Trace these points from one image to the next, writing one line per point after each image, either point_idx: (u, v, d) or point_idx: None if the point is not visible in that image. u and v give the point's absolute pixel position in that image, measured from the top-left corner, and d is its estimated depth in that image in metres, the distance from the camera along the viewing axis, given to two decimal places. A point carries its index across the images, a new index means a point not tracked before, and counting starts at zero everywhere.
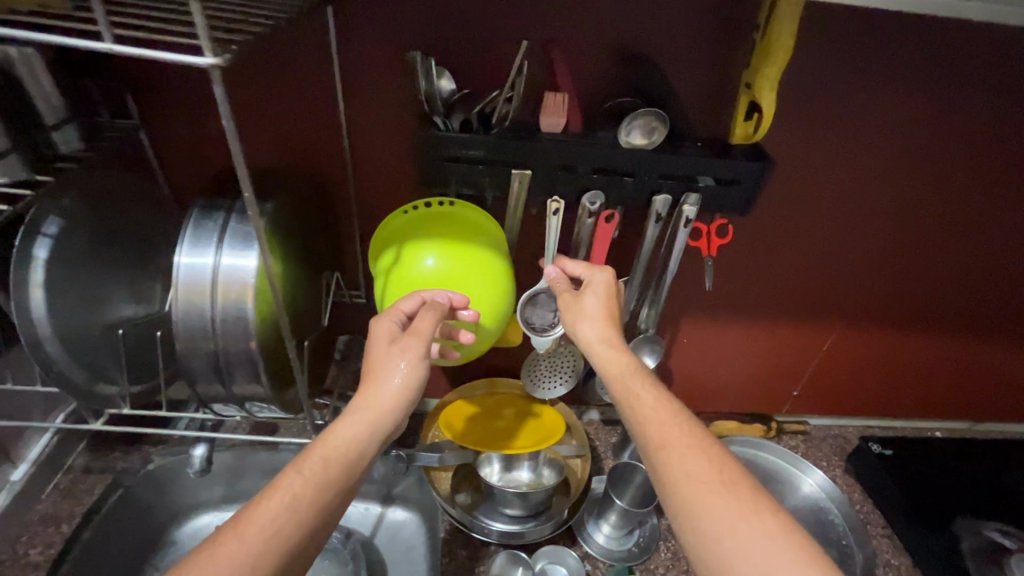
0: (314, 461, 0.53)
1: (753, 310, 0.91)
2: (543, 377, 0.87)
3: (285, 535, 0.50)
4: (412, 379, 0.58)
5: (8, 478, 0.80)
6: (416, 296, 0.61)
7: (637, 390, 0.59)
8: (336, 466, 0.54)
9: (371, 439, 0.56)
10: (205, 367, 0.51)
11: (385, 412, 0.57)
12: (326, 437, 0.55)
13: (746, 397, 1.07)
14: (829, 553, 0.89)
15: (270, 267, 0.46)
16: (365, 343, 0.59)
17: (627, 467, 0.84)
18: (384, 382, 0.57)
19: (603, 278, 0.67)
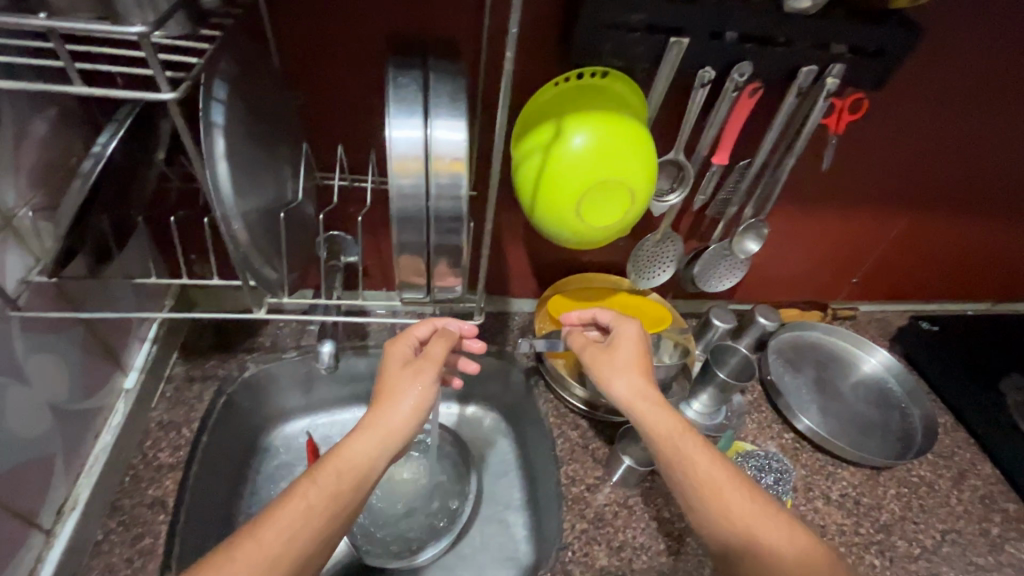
0: (330, 472, 0.57)
1: (838, 198, 0.94)
2: (645, 268, 0.91)
3: (298, 542, 0.53)
4: (421, 401, 0.63)
5: (122, 385, 0.77)
6: (428, 324, 0.72)
7: (688, 450, 0.60)
8: (348, 480, 0.58)
9: (380, 457, 0.61)
10: (411, 241, 0.49)
11: (395, 432, 0.62)
12: (341, 452, 0.59)
13: (807, 287, 1.12)
14: (892, 416, 0.98)
15: (505, 116, 0.45)
16: (381, 364, 0.67)
17: (724, 347, 0.90)
18: (396, 404, 0.63)
19: (637, 331, 0.71)
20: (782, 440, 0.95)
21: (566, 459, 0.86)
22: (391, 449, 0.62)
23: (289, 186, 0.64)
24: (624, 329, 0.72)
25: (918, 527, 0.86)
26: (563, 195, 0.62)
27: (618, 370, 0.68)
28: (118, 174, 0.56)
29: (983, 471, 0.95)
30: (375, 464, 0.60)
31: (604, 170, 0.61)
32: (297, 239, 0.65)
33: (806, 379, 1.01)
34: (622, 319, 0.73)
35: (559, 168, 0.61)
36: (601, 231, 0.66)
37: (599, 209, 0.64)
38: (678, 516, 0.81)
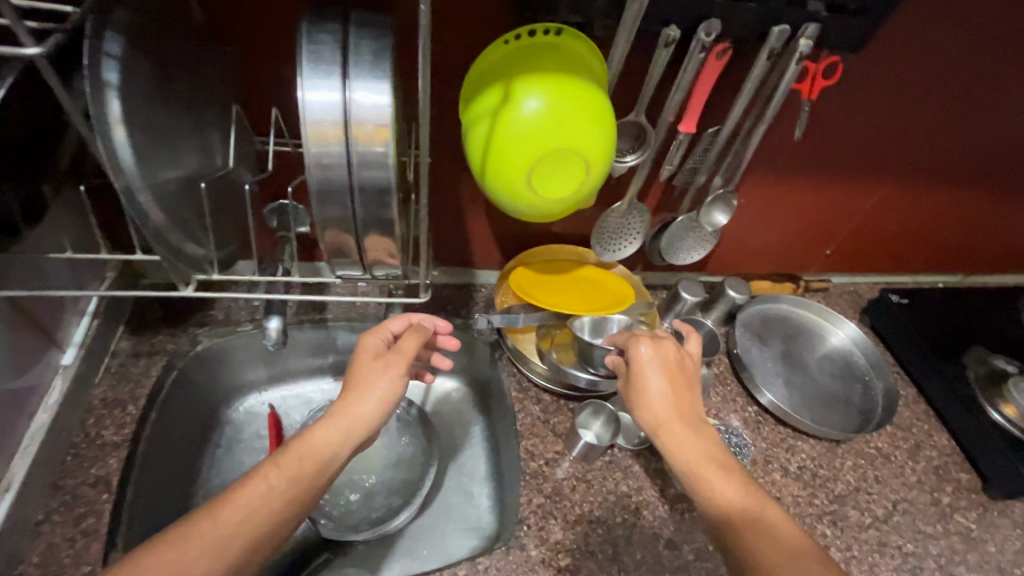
0: (291, 459, 0.56)
1: (813, 168, 0.91)
2: (610, 242, 0.88)
3: (256, 524, 0.52)
4: (388, 392, 0.63)
5: (59, 362, 0.74)
6: (403, 318, 0.72)
7: (716, 481, 0.57)
8: (309, 466, 0.56)
9: (344, 446, 0.60)
10: (336, 217, 0.45)
11: (363, 422, 0.61)
12: (305, 440, 0.58)
13: (780, 259, 1.10)
14: (855, 389, 0.99)
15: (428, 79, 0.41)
16: (353, 356, 0.67)
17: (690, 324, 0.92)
18: (362, 397, 0.62)
19: (656, 351, 0.67)
20: (745, 413, 0.95)
21: (526, 434, 0.86)
22: (355, 438, 0.61)
23: (218, 152, 0.59)
24: (641, 351, 0.67)
25: (872, 498, 0.87)
26: (513, 164, 0.58)
27: (641, 396, 0.65)
28: (18, 138, 0.51)
29: (938, 442, 0.97)
30: (336, 452, 0.59)
31: (557, 137, 0.57)
32: (230, 210, 0.61)
33: (774, 352, 1.01)
34: (635, 338, 0.69)
35: (508, 134, 0.57)
36: (556, 203, 0.62)
37: (552, 180, 0.60)
38: (635, 490, 0.82)
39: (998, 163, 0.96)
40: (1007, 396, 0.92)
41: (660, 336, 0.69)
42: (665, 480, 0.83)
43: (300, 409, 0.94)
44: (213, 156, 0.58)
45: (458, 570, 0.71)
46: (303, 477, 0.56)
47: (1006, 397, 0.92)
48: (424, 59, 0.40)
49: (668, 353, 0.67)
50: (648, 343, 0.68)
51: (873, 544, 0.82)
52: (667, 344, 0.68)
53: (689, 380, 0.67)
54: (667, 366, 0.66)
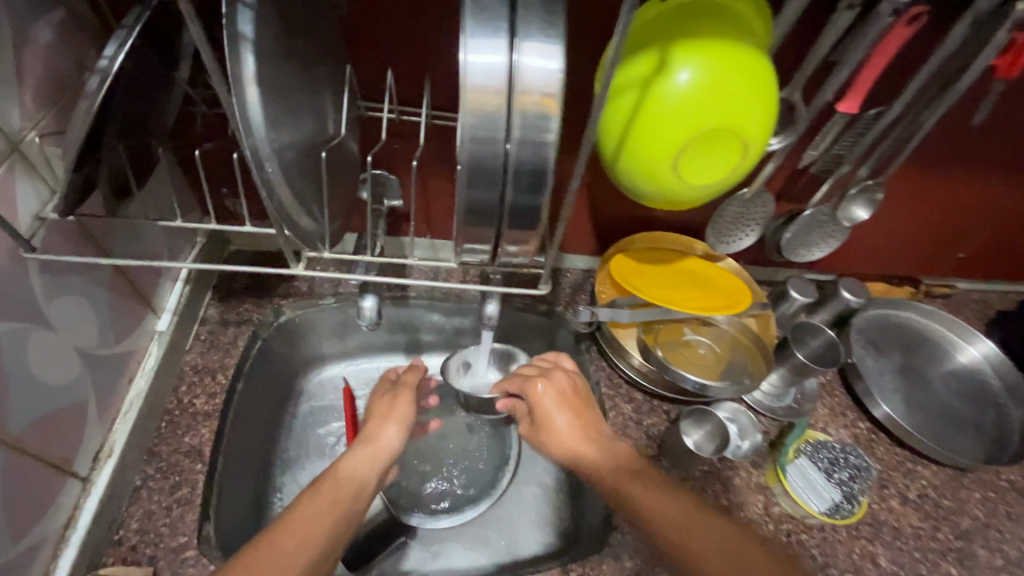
0: (329, 484, 0.56)
1: (969, 159, 0.79)
2: (725, 233, 0.80)
3: (309, 551, 0.50)
4: (407, 416, 0.64)
5: (156, 328, 0.73)
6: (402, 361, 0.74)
7: (635, 488, 0.59)
8: (347, 491, 0.56)
9: (374, 471, 0.59)
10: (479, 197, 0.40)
11: (389, 452, 0.61)
12: (341, 469, 0.57)
13: (901, 260, 0.98)
14: (985, 413, 0.88)
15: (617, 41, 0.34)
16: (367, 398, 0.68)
17: (806, 328, 0.82)
18: (388, 427, 0.62)
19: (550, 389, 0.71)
20: (857, 430, 0.85)
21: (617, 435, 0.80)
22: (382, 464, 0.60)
23: (330, 118, 0.55)
24: (539, 393, 0.70)
25: (1002, 537, 0.78)
26: (660, 142, 0.50)
27: (551, 429, 0.69)
28: (136, 94, 0.47)
29: None
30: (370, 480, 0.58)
31: (716, 115, 0.49)
32: (337, 181, 0.56)
33: (891, 365, 0.91)
34: (525, 378, 0.72)
35: (659, 107, 0.49)
36: (695, 191, 0.54)
37: (700, 164, 0.52)
38: (737, 506, 0.75)
39: None
40: None
41: (548, 370, 0.73)
42: (768, 497, 0.76)
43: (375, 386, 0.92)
44: (326, 123, 0.54)
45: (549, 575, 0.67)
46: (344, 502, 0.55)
47: None
48: (621, 30, 0.35)
49: (562, 384, 0.72)
50: (541, 385, 0.71)
51: None
52: (557, 375, 0.73)
53: (585, 401, 0.71)
54: (564, 398, 0.70)
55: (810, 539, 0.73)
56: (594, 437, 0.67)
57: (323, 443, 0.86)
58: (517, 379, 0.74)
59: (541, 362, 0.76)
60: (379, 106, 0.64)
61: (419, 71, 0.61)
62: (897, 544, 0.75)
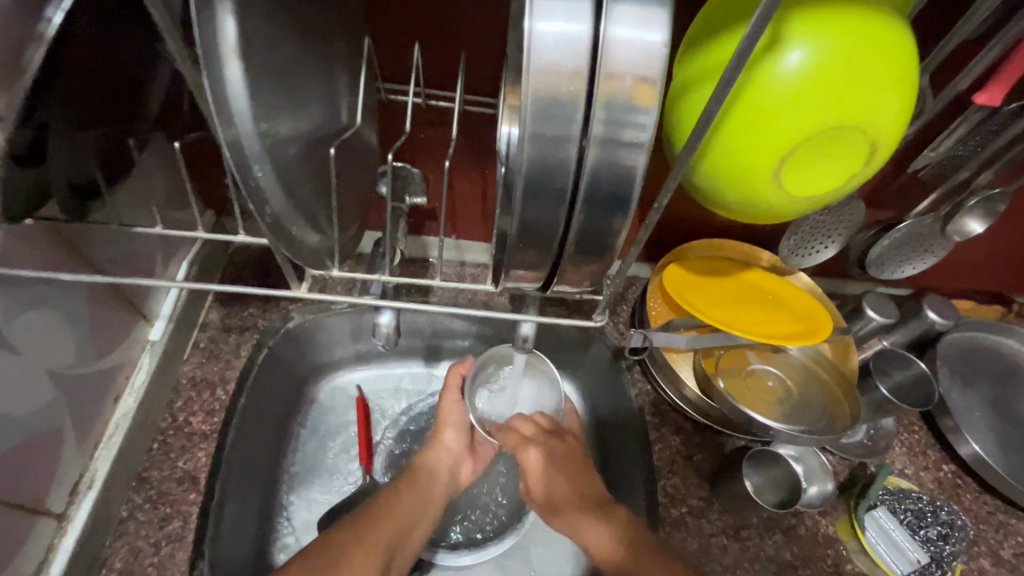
0: (401, 486, 0.64)
1: None
2: (800, 244, 0.68)
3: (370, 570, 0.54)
4: (463, 416, 0.70)
5: (148, 337, 0.65)
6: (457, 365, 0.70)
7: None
8: (423, 481, 0.65)
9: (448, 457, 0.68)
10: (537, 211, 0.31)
11: (453, 449, 0.69)
12: (415, 475, 0.65)
13: (996, 276, 0.83)
14: None
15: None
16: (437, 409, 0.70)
17: (894, 356, 0.70)
18: (448, 429, 0.69)
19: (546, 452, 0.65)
20: (939, 474, 0.74)
21: (664, 471, 0.70)
22: (453, 452, 0.69)
23: (343, 103, 0.45)
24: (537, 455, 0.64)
25: None
26: (761, 141, 0.39)
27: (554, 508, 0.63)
28: (94, 66, 0.37)
29: None
30: (450, 464, 0.68)
31: (838, 107, 0.37)
32: (348, 178, 0.46)
33: (981, 397, 0.78)
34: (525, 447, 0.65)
35: (763, 94, 0.37)
36: (795, 204, 0.42)
37: (806, 170, 0.40)
38: (802, 561, 0.65)
39: None
40: None
41: (542, 436, 0.66)
42: (838, 552, 0.66)
43: (390, 397, 0.82)
44: (338, 110, 0.44)
45: None
46: (405, 518, 0.61)
47: None
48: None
49: (556, 451, 0.65)
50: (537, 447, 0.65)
51: None
52: (552, 442, 0.66)
53: (584, 467, 0.65)
54: (566, 465, 0.65)
55: None
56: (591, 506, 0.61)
57: (334, 459, 0.76)
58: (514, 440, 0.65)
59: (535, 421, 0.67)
60: (403, 89, 0.54)
61: (451, 46, 0.51)
62: None
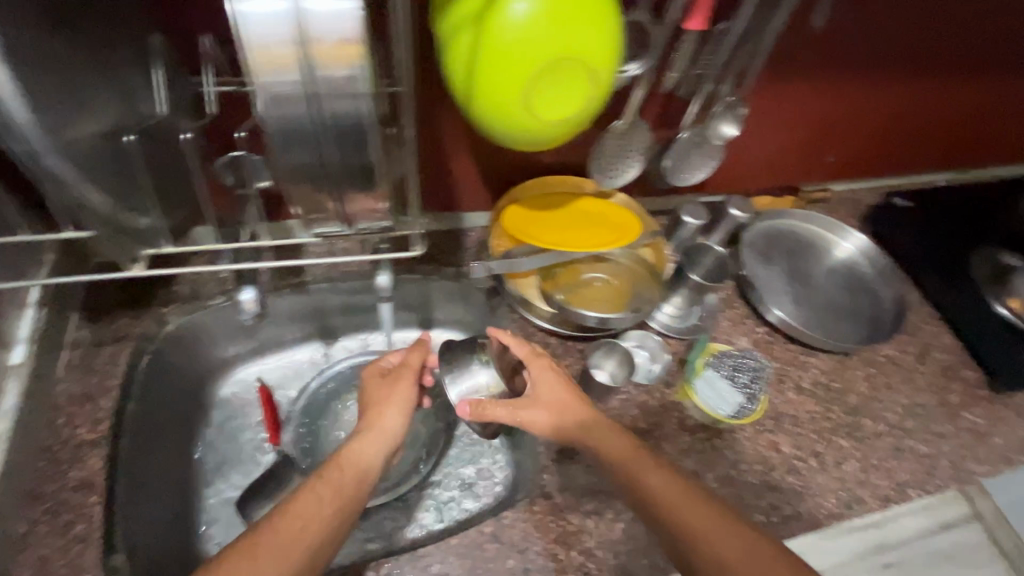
0: (332, 475, 0.62)
1: (822, 59, 0.85)
2: (611, 165, 0.79)
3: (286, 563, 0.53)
4: (408, 398, 0.71)
5: (8, 361, 0.68)
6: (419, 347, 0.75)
7: (642, 472, 0.59)
8: (351, 471, 0.63)
9: (377, 452, 0.66)
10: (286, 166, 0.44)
11: (394, 432, 0.69)
12: (339, 463, 0.63)
13: (775, 170, 1.04)
14: (862, 300, 0.96)
15: None
16: (365, 393, 0.72)
17: (698, 248, 0.86)
18: (389, 410, 0.69)
19: (535, 373, 0.69)
20: (755, 336, 0.92)
21: None
22: (390, 436, 0.68)
23: (145, 100, 0.52)
24: (534, 378, 0.69)
25: (883, 405, 0.87)
26: (505, 80, 0.48)
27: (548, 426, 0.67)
28: None
29: (944, 342, 0.96)
30: (383, 452, 0.67)
31: (555, 46, 0.47)
32: (158, 170, 0.53)
33: (780, 270, 0.97)
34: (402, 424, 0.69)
35: (497, 41, 0.47)
36: (561, 125, 0.53)
37: (554, 97, 0.50)
38: (654, 425, 0.79)
39: (984, 47, 0.92)
40: (1012, 291, 0.92)
41: (398, 393, 0.71)
42: (682, 412, 0.81)
43: (294, 382, 0.87)
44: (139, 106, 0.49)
45: (483, 526, 0.68)
46: (326, 506, 0.58)
47: (1011, 291, 0.92)
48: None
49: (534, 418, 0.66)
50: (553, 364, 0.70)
51: (887, 449, 0.83)
52: (400, 396, 0.71)
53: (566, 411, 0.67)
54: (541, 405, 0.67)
55: (722, 442, 0.79)
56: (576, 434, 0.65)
57: (246, 447, 0.81)
58: (401, 414, 0.70)
59: (398, 386, 0.71)
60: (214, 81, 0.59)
61: None
62: (796, 430, 0.82)
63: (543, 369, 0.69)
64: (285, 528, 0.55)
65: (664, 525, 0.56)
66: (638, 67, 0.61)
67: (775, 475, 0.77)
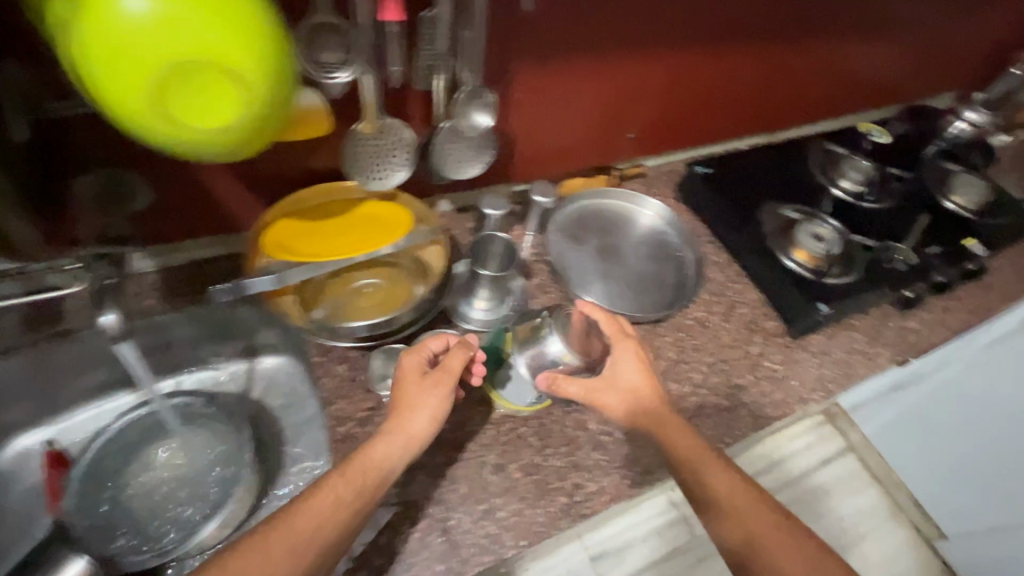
0: (355, 470, 0.63)
1: (588, 45, 0.85)
2: (375, 167, 0.76)
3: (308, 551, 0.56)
4: (440, 405, 0.69)
5: None
6: (442, 340, 0.74)
7: (688, 456, 0.67)
8: (373, 473, 0.63)
9: (402, 455, 0.66)
10: None
11: (412, 434, 0.67)
12: (366, 465, 0.63)
13: (583, 153, 1.06)
14: (669, 267, 1.00)
15: None
16: (398, 380, 0.71)
17: (484, 240, 0.85)
18: (416, 413, 0.68)
19: (620, 351, 0.74)
20: None
21: (332, 399, 0.77)
22: (413, 438, 0.67)
23: None
24: (616, 358, 0.74)
25: (689, 366, 0.91)
26: (127, 80, 0.45)
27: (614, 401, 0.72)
28: None
29: (749, 297, 1.01)
30: (402, 450, 0.66)
31: (173, 44, 0.44)
32: None
33: (590, 250, 0.99)
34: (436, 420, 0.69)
35: (109, 34, 0.43)
36: (220, 133, 0.49)
37: (196, 101, 0.47)
38: (457, 424, 0.77)
39: (746, 19, 0.96)
40: (795, 244, 0.98)
41: (430, 391, 0.69)
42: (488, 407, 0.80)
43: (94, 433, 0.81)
44: None
45: None
46: (344, 504, 0.60)
47: (796, 244, 0.99)
48: None
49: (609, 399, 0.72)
50: (636, 346, 0.74)
51: (692, 409, 0.86)
52: (432, 398, 0.69)
53: (652, 394, 0.72)
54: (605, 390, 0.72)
55: (528, 430, 0.79)
56: (640, 414, 0.71)
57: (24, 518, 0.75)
58: (431, 413, 0.69)
59: (423, 384, 0.70)
60: None
61: None
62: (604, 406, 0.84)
63: (626, 353, 0.74)
64: (301, 522, 0.57)
65: (714, 508, 0.63)
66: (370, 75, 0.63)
67: (580, 454, 0.78)
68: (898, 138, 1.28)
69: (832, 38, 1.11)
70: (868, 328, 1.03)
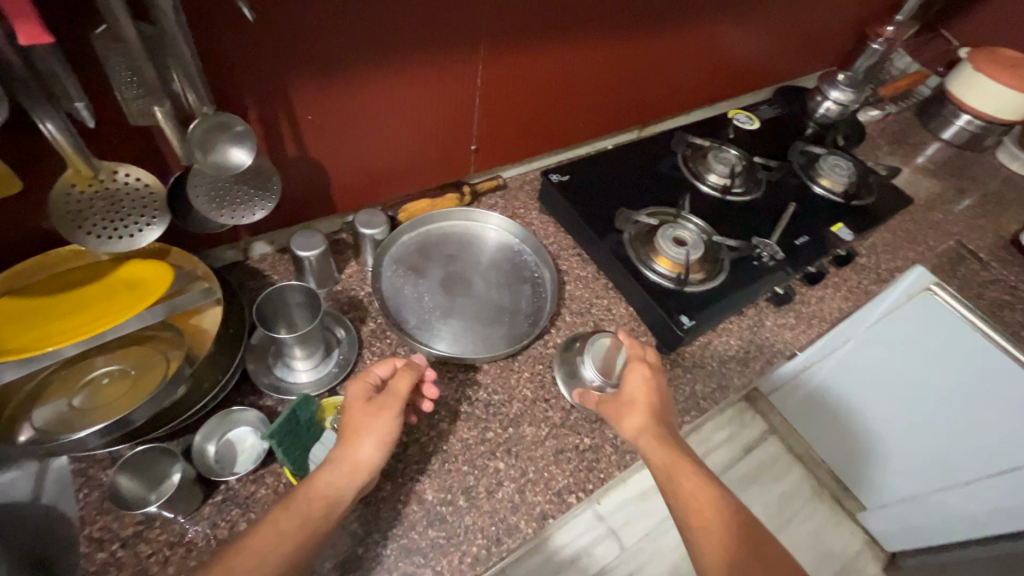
0: (296, 505, 0.56)
1: (389, 55, 0.74)
2: (108, 223, 0.59)
3: None
4: (388, 431, 0.61)
5: None
6: (388, 362, 0.67)
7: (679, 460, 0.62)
8: (319, 507, 0.56)
9: (349, 485, 0.58)
10: None
11: (368, 465, 0.59)
12: (309, 498, 0.56)
13: (424, 172, 0.95)
14: (525, 290, 0.90)
15: None
16: (344, 404, 0.63)
17: (277, 293, 0.73)
18: (365, 439, 0.60)
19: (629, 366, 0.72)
20: None
21: (91, 517, 0.61)
22: (363, 468, 0.59)
23: None
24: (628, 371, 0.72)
25: (549, 405, 0.80)
26: None
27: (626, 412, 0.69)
28: None
29: (618, 314, 0.93)
30: (351, 483, 0.58)
31: None
32: None
33: (434, 281, 0.87)
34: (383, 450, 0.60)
35: None
36: None
37: None
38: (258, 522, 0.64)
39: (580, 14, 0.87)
40: (657, 253, 0.91)
41: (378, 413, 0.61)
42: None
43: None
44: None
45: None
46: (281, 544, 0.53)
47: (656, 251, 0.91)
48: None
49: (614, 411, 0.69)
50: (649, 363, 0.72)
51: (550, 455, 0.75)
52: (380, 420, 0.61)
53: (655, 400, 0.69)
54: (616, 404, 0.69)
55: (350, 516, 0.67)
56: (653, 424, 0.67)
57: None
58: (378, 441, 0.60)
59: (371, 407, 0.62)
60: None
61: None
62: (445, 468, 0.72)
63: (636, 374, 0.71)
64: (237, 564, 0.51)
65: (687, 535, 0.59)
66: (57, 122, 0.51)
67: (413, 536, 0.67)
68: (767, 125, 1.24)
69: (685, 27, 1.05)
70: (744, 331, 0.96)
